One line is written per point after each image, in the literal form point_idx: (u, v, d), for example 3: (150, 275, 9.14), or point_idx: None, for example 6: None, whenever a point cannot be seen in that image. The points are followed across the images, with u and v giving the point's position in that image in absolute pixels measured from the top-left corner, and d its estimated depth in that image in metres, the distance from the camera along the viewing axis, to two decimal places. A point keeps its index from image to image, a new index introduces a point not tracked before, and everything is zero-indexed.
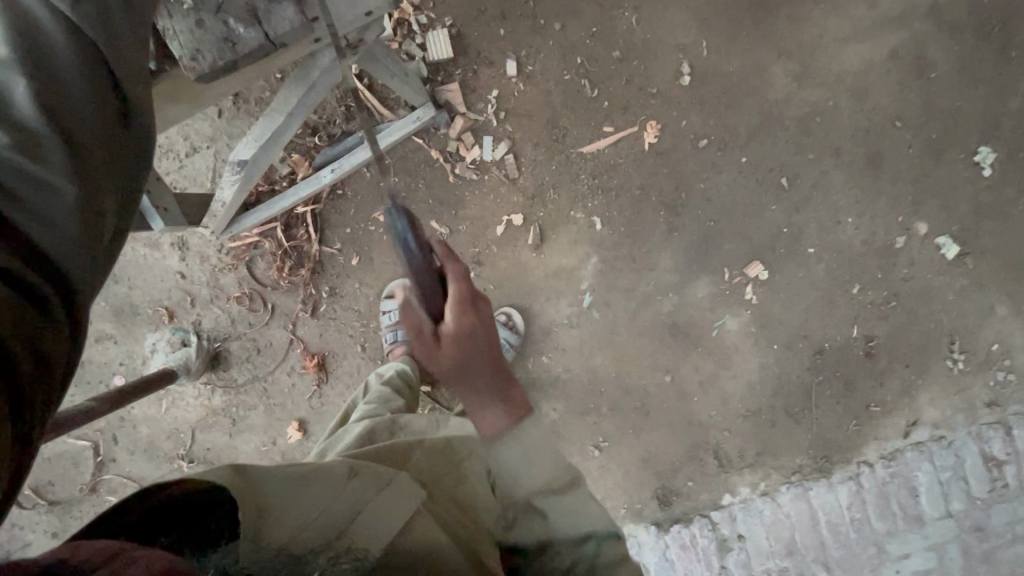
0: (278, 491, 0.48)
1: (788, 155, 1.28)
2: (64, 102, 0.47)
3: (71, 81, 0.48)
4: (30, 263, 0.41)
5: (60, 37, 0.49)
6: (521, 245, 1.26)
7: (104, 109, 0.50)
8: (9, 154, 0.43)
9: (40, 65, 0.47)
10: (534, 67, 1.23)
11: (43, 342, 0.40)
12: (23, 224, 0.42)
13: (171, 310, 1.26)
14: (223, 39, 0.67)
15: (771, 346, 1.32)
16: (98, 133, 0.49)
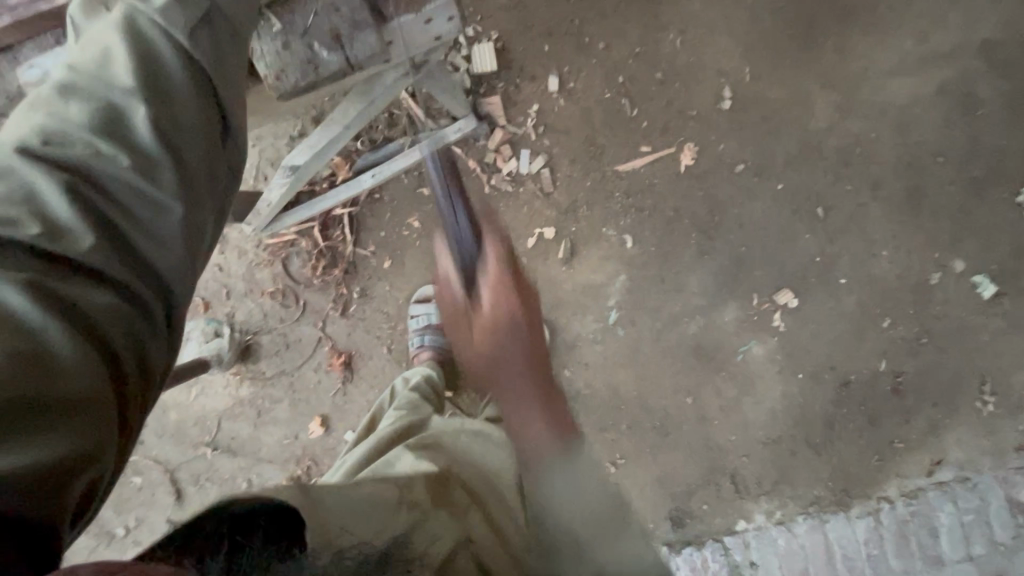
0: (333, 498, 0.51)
1: (826, 185, 1.28)
2: (175, 126, 0.55)
3: (182, 104, 0.56)
4: (139, 272, 0.52)
5: (176, 66, 0.56)
6: (551, 258, 1.27)
7: (204, 129, 0.57)
8: (127, 174, 0.52)
9: (157, 90, 0.55)
10: (575, 84, 1.24)
11: (148, 338, 0.51)
12: (137, 236, 0.52)
13: (207, 301, 1.30)
14: (306, 60, 0.71)
15: (796, 374, 1.31)
16: (197, 153, 0.56)
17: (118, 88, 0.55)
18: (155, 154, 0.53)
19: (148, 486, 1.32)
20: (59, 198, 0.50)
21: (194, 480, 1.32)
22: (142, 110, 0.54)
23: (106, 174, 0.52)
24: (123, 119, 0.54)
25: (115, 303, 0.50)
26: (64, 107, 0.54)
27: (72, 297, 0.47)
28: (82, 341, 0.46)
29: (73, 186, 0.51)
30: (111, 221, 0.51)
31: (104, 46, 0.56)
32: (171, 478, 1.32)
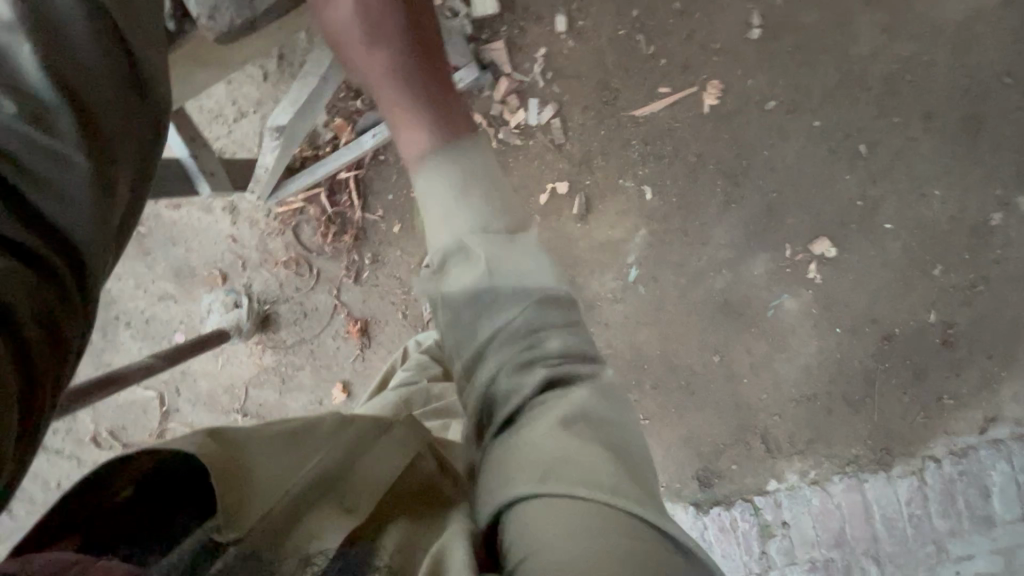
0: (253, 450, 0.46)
1: (870, 120, 1.15)
2: (82, 73, 0.49)
3: (84, 48, 0.49)
4: (39, 246, 0.45)
5: (72, 3, 0.49)
6: (565, 214, 1.21)
7: (110, 66, 0.50)
8: (21, 129, 0.46)
9: (41, 17, 0.48)
10: (585, 22, 1.13)
11: (54, 313, 0.44)
12: (24, 189, 0.46)
13: (224, 273, 1.31)
14: None
15: (834, 329, 1.22)
16: (95, 88, 0.49)
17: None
18: (48, 101, 0.47)
19: None
20: None
21: None
22: (29, 44, 0.47)
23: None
24: (5, 59, 0.47)
25: (12, 273, 0.42)
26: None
27: None
28: None
29: None
30: (5, 183, 0.45)
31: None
32: None
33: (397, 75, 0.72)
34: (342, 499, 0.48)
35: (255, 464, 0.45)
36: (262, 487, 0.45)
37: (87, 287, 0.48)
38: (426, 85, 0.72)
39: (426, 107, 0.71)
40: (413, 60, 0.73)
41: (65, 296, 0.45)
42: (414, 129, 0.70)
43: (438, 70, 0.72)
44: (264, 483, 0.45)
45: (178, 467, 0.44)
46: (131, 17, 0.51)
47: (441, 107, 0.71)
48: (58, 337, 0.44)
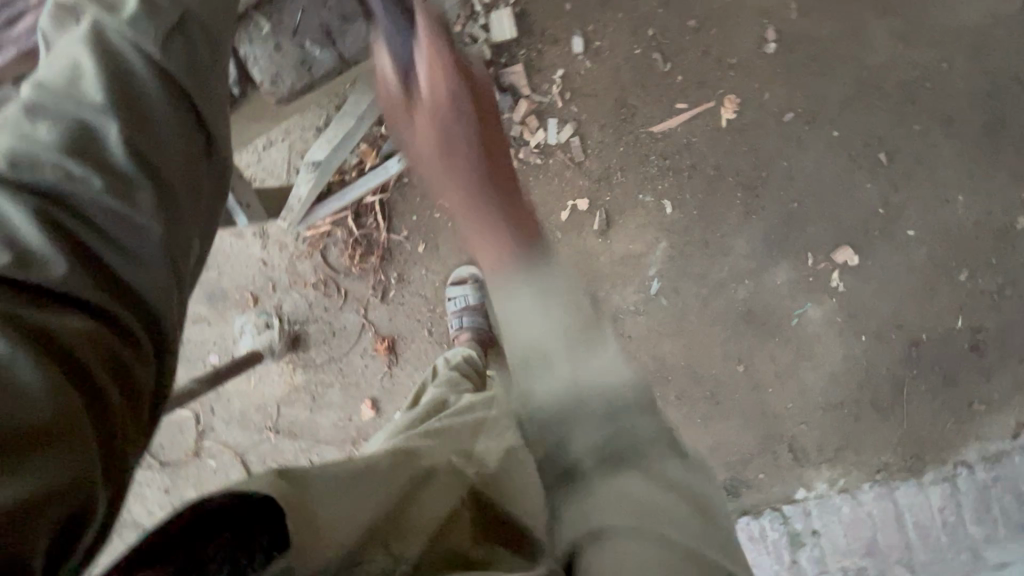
0: (318, 484, 0.47)
1: (890, 128, 1.15)
2: (153, 143, 0.52)
3: (161, 121, 0.53)
4: (124, 305, 0.48)
5: (147, 80, 0.53)
6: (586, 230, 1.23)
7: (181, 136, 0.54)
8: (98, 196, 0.49)
9: (125, 102, 0.52)
10: (601, 43, 1.16)
11: (127, 363, 0.47)
12: (107, 248, 0.48)
13: (256, 295, 1.35)
14: (300, 59, 0.71)
15: (859, 336, 1.22)
16: (168, 160, 0.53)
17: (86, 102, 0.51)
18: (131, 173, 0.50)
19: (222, 468, 1.43)
20: (24, 216, 0.46)
21: (262, 461, 1.41)
22: (116, 127, 0.51)
23: (68, 199, 0.48)
24: (90, 136, 0.50)
25: (89, 328, 0.45)
26: (31, 127, 0.49)
27: (41, 322, 0.43)
28: (58, 364, 0.42)
29: (33, 203, 0.46)
30: (81, 243, 0.47)
31: (73, 60, 0.52)
32: (241, 460, 1.42)
33: (445, 123, 0.65)
34: (387, 540, 0.51)
35: (318, 503, 0.45)
36: (328, 524, 0.45)
37: (164, 340, 0.51)
38: (490, 132, 0.67)
39: (480, 177, 0.63)
40: (468, 108, 0.66)
41: (147, 355, 0.49)
42: (483, 213, 0.61)
43: (469, 93, 0.67)
44: (329, 523, 0.45)
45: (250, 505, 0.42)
46: (199, 90, 0.56)
47: (460, 75, 0.67)
48: (132, 389, 0.47)
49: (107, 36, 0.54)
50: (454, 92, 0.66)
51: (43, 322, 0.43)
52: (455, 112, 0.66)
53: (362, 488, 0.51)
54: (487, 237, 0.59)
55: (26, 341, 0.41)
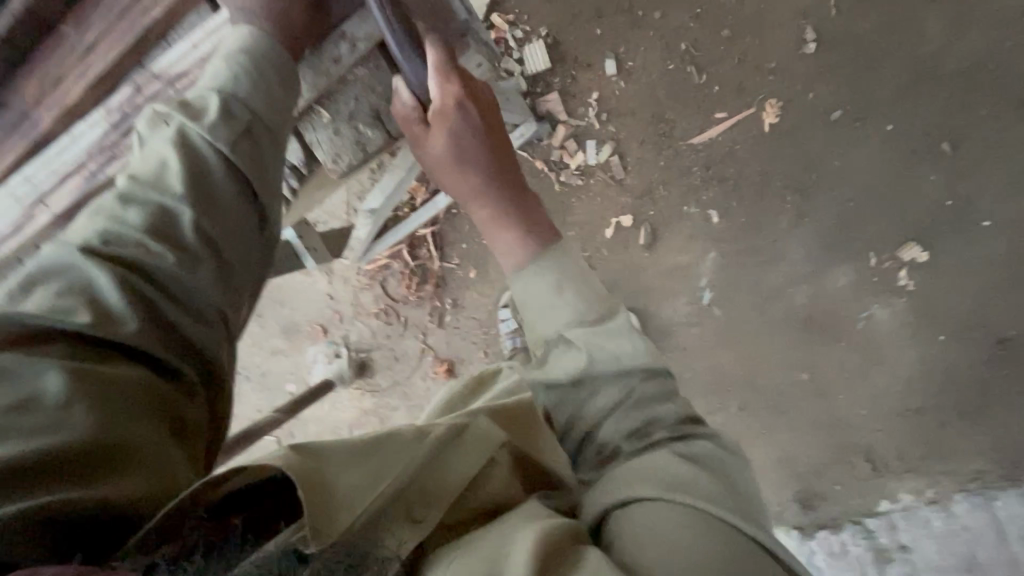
0: (333, 461, 0.42)
1: (952, 115, 1.09)
2: (218, 225, 0.54)
3: (228, 207, 0.55)
4: (179, 354, 0.51)
5: (218, 166, 0.56)
6: (632, 245, 1.23)
7: (242, 216, 0.56)
8: (170, 268, 0.51)
9: (201, 190, 0.55)
10: (634, 62, 1.17)
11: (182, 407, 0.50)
12: (165, 303, 0.51)
13: (325, 327, 1.46)
14: (354, 140, 0.65)
15: (935, 336, 1.15)
16: (225, 236, 0.55)
17: (167, 191, 0.54)
18: (194, 247, 0.53)
19: None
20: (106, 277, 0.49)
21: None
22: (189, 213, 0.53)
23: (139, 271, 0.51)
24: (167, 219, 0.53)
25: (150, 376, 0.48)
26: (122, 211, 0.53)
27: (106, 369, 0.46)
28: (118, 404, 0.45)
29: (117, 270, 0.49)
30: (151, 300, 0.50)
31: (161, 155, 0.55)
32: None
33: (455, 135, 0.66)
34: (410, 507, 0.44)
35: (333, 476, 0.41)
36: (337, 503, 0.40)
37: (218, 381, 0.54)
38: (495, 146, 0.70)
39: (491, 178, 0.70)
40: (477, 117, 0.66)
41: (198, 394, 0.52)
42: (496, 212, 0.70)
43: (479, 104, 0.67)
44: (343, 499, 0.40)
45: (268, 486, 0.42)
46: (260, 174, 0.57)
47: (460, 78, 0.65)
48: (186, 432, 0.49)
49: (189, 134, 0.55)
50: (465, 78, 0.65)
51: (119, 370, 0.47)
52: (467, 120, 0.66)
53: (384, 455, 0.44)
54: (504, 228, 0.70)
55: (111, 390, 0.45)
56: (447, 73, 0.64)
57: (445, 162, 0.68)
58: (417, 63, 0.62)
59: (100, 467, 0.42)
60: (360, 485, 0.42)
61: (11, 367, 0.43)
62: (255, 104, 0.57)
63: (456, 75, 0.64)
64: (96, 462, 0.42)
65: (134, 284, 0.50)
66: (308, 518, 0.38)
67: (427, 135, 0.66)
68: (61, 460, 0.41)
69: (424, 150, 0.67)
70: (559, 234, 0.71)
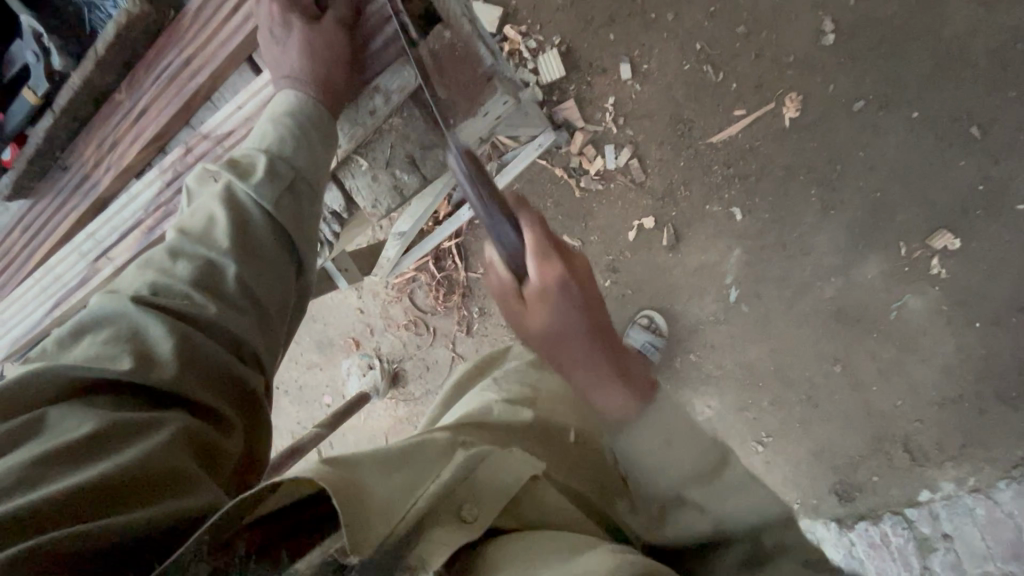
0: (361, 468, 0.38)
1: (981, 98, 1.06)
2: (264, 280, 0.52)
3: (273, 261, 0.53)
4: (218, 391, 0.48)
5: (259, 219, 0.53)
6: (655, 246, 1.24)
7: (280, 266, 0.54)
8: (217, 322, 0.49)
9: (247, 242, 0.52)
10: (649, 65, 1.17)
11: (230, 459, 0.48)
12: (214, 349, 0.49)
13: (357, 339, 1.50)
14: (392, 183, 0.56)
15: (972, 324, 1.14)
16: (264, 284, 0.52)
17: (214, 245, 0.51)
18: (240, 300, 0.50)
19: None
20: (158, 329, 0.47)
21: None
22: (235, 265, 0.51)
23: (187, 321, 0.48)
24: (213, 273, 0.50)
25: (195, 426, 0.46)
26: (171, 264, 0.51)
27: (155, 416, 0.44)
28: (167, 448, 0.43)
29: (165, 323, 0.47)
30: (199, 355, 0.48)
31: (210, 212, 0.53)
32: None
33: (558, 312, 0.50)
34: (459, 507, 0.39)
35: (366, 485, 0.36)
36: (375, 515, 0.35)
37: (251, 409, 0.51)
38: (597, 341, 0.49)
39: (598, 351, 0.49)
40: (582, 295, 0.50)
41: (232, 423, 0.49)
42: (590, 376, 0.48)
43: (576, 274, 0.51)
44: (379, 509, 0.35)
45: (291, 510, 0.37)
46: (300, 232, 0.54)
47: (555, 250, 0.50)
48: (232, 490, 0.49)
49: (236, 193, 0.53)
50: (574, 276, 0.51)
51: (150, 415, 0.44)
52: (570, 301, 0.50)
53: (412, 465, 0.41)
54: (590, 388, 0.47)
55: (125, 431, 0.43)
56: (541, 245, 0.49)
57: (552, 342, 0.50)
58: (509, 228, 0.50)
59: (125, 499, 0.40)
60: (394, 493, 0.37)
61: (68, 416, 0.43)
62: (298, 161, 0.52)
63: (556, 260, 0.49)
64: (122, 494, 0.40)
65: (178, 331, 0.47)
66: (346, 533, 0.33)
67: (524, 314, 0.51)
68: (87, 494, 0.38)
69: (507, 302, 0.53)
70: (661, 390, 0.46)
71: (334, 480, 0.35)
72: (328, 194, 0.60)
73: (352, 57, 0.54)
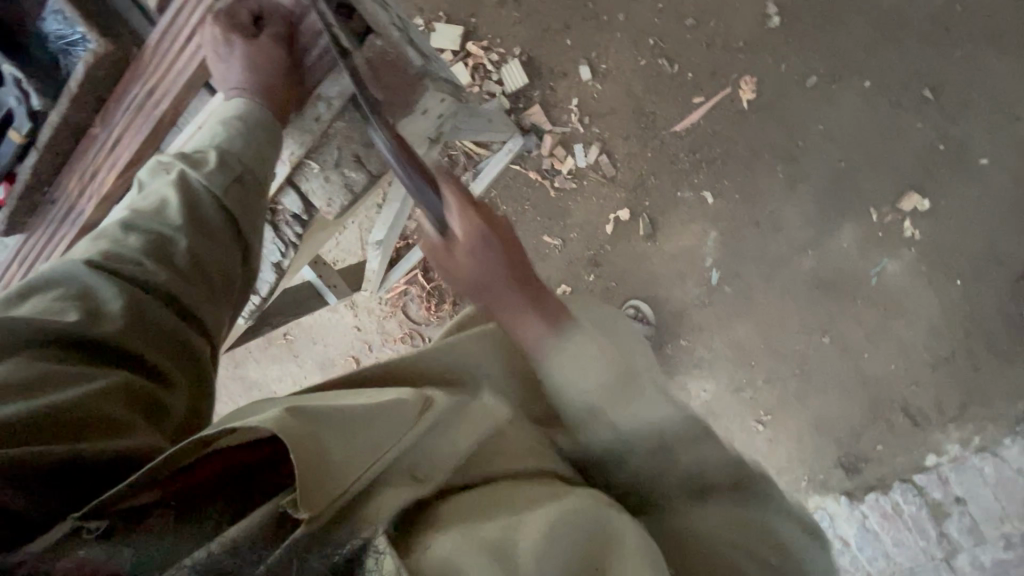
0: (329, 420, 0.38)
1: (928, 62, 1.10)
2: (211, 254, 0.52)
3: (222, 237, 0.54)
4: (168, 353, 0.47)
5: (207, 197, 0.54)
6: (633, 237, 1.27)
7: (223, 243, 0.54)
8: (165, 288, 0.49)
9: (196, 219, 0.53)
10: (607, 64, 1.22)
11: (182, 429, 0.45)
12: (164, 315, 0.48)
13: (357, 357, 1.54)
14: (344, 185, 0.62)
15: (953, 282, 1.15)
16: (211, 258, 0.52)
17: (166, 221, 0.52)
18: (187, 272, 0.50)
19: None
20: (108, 286, 0.46)
21: None
22: (184, 239, 0.51)
23: (134, 286, 0.47)
24: (162, 245, 0.51)
25: (141, 383, 0.44)
26: (124, 236, 0.50)
27: (99, 371, 0.43)
28: (115, 399, 0.41)
29: (111, 284, 0.46)
30: (145, 316, 0.47)
31: (161, 194, 0.54)
32: None
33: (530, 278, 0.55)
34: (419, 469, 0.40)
35: (328, 442, 0.37)
36: (331, 472, 0.36)
37: (200, 374, 0.49)
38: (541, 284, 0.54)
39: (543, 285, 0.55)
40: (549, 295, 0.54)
41: (177, 383, 0.47)
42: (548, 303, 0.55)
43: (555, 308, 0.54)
44: (336, 468, 0.36)
45: (260, 452, 0.37)
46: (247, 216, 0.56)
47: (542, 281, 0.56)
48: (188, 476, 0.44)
49: (190, 181, 0.54)
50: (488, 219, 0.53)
51: (94, 369, 0.43)
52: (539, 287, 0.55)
53: (386, 420, 0.40)
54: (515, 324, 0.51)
55: (65, 375, 0.41)
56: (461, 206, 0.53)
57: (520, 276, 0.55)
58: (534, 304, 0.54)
59: (64, 434, 0.38)
60: (358, 454, 0.38)
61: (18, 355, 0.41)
62: (249, 158, 0.56)
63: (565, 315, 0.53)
64: (55, 434, 0.38)
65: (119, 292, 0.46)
66: (297, 487, 0.34)
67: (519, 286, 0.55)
68: (20, 431, 0.37)
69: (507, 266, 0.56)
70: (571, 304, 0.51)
71: (299, 436, 0.35)
72: (286, 199, 0.65)
73: (291, 68, 0.60)
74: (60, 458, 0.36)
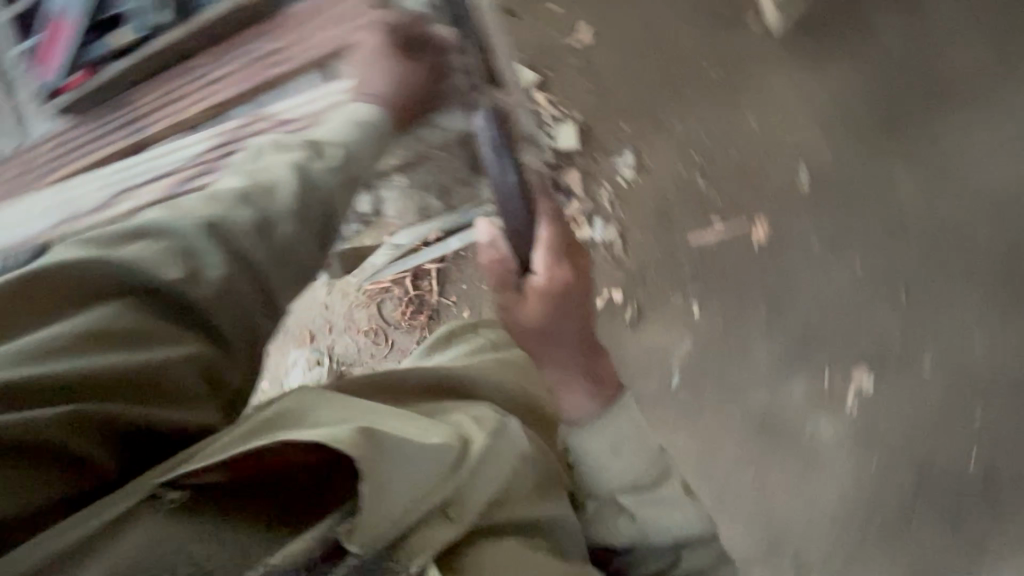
0: (388, 447, 0.48)
1: (911, 267, 1.24)
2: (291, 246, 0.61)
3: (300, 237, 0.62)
4: (233, 327, 0.55)
5: (321, 181, 0.66)
6: (618, 319, 1.34)
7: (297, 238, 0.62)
8: (231, 267, 0.56)
9: (300, 208, 0.63)
10: (650, 160, 1.31)
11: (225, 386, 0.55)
12: (239, 285, 0.56)
13: (315, 333, 1.51)
14: None
15: (870, 459, 1.26)
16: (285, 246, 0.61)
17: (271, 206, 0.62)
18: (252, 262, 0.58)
19: None
20: (208, 242, 0.56)
21: None
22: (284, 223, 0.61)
23: (223, 257, 0.56)
24: (247, 230, 0.59)
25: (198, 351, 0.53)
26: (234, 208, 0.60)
27: (168, 336, 0.51)
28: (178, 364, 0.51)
29: (188, 261, 0.54)
30: (217, 286, 0.54)
31: (274, 180, 0.64)
32: None
33: (552, 310, 0.71)
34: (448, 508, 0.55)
35: (388, 480, 0.47)
36: (387, 507, 0.48)
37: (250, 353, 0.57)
38: (581, 328, 0.73)
39: (576, 349, 0.73)
40: (573, 298, 0.72)
41: (230, 347, 0.55)
42: (562, 363, 0.73)
43: (576, 267, 0.74)
44: (389, 502, 0.48)
45: (316, 452, 0.48)
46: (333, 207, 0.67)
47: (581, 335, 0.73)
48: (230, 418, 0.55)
49: (309, 168, 0.66)
50: (567, 268, 0.73)
51: (155, 327, 0.51)
52: (563, 304, 0.71)
53: (413, 452, 0.50)
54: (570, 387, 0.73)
55: (121, 337, 0.48)
56: (552, 254, 0.73)
57: (537, 334, 0.72)
58: (538, 227, 0.76)
59: (139, 392, 0.48)
60: (402, 492, 0.49)
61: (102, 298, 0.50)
62: None
63: (569, 272, 0.72)
64: (109, 395, 0.47)
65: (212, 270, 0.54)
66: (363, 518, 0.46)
67: (520, 305, 0.73)
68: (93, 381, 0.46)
69: (512, 288, 0.74)
70: (623, 394, 0.74)
71: (369, 464, 0.45)
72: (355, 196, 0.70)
73: None
74: (120, 417, 0.47)
